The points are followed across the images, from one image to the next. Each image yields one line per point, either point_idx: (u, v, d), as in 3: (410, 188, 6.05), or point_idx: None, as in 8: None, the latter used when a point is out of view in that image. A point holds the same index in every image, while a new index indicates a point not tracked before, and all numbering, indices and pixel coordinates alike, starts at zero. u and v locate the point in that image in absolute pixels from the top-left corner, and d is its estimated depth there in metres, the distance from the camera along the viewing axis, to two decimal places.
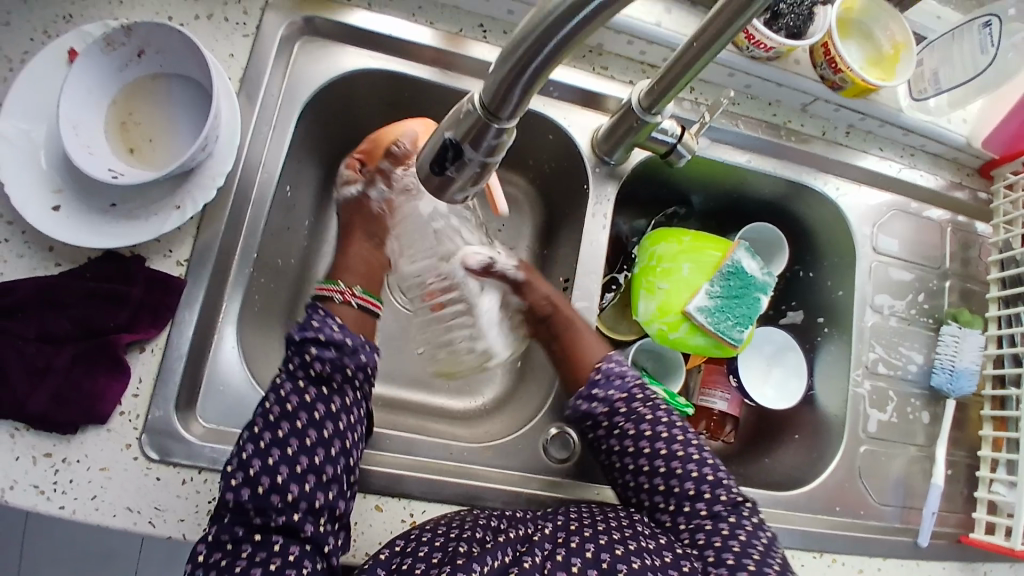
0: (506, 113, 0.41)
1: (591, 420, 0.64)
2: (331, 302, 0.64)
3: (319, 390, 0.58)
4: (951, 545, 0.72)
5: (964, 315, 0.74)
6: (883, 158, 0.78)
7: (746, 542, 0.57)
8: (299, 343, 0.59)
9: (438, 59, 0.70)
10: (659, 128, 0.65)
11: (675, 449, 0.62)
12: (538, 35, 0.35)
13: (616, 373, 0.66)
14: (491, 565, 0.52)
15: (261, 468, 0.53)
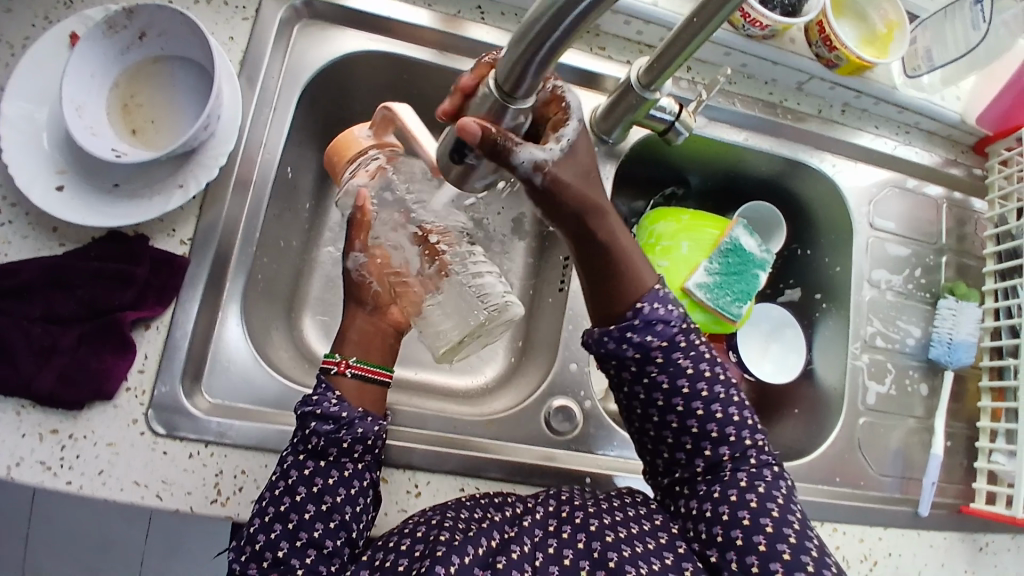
0: (520, 93, 0.42)
1: (618, 360, 0.56)
2: (327, 374, 0.59)
3: (316, 463, 0.54)
4: (950, 515, 0.73)
5: (960, 289, 0.75)
6: (878, 136, 0.79)
7: (765, 495, 0.54)
8: (300, 417, 0.56)
9: (436, 41, 0.71)
10: (659, 105, 0.65)
11: (714, 411, 0.56)
12: (547, 20, 0.36)
13: (657, 318, 0.55)
14: (472, 555, 0.50)
15: (265, 543, 0.52)
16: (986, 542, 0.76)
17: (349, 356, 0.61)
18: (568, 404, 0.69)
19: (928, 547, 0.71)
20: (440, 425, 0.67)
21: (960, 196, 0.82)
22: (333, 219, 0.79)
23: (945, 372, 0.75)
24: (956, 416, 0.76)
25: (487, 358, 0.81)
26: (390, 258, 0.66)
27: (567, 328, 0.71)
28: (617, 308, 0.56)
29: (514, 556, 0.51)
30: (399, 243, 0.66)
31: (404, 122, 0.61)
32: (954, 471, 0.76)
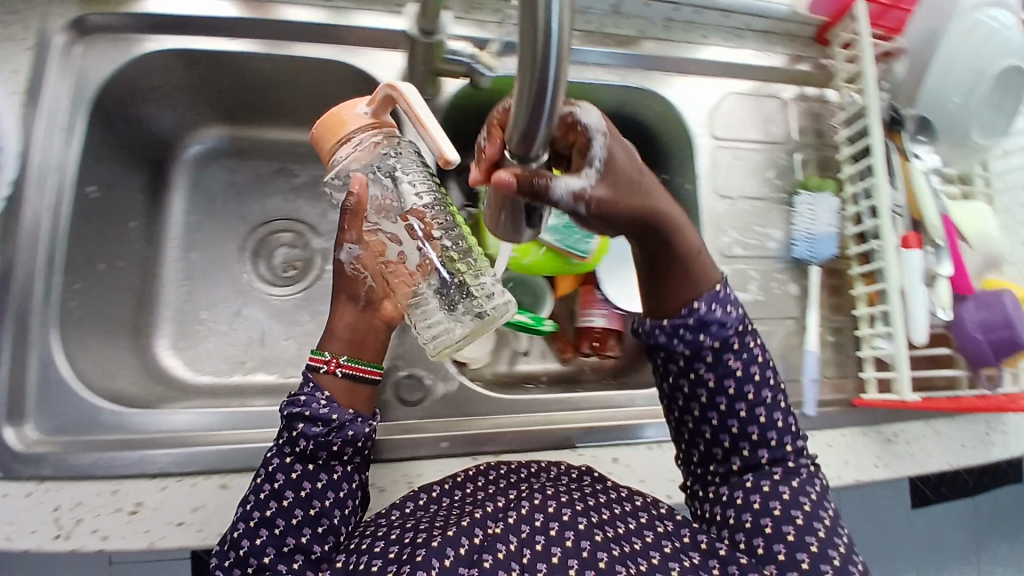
0: (534, 153, 0.39)
1: (667, 353, 0.53)
2: (317, 373, 0.56)
3: (304, 467, 0.53)
4: (845, 409, 0.72)
5: (811, 181, 0.74)
6: (709, 46, 0.77)
7: (798, 490, 0.53)
8: (287, 419, 0.54)
9: (219, 29, 0.68)
10: (449, 49, 0.61)
11: (758, 413, 0.54)
12: (538, 80, 0.33)
13: (714, 318, 0.52)
14: (454, 556, 0.49)
15: (249, 549, 0.50)
16: (893, 433, 0.74)
17: (338, 354, 0.57)
18: (416, 370, 0.69)
19: (824, 447, 0.70)
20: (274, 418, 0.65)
21: (814, 91, 0.79)
22: (177, 235, 0.78)
23: (812, 269, 0.74)
24: (835, 309, 0.75)
25: None
26: (383, 250, 0.59)
27: None
28: (672, 304, 0.53)
29: (501, 555, 0.50)
30: (395, 236, 0.59)
31: (405, 101, 0.50)
32: (844, 364, 0.74)
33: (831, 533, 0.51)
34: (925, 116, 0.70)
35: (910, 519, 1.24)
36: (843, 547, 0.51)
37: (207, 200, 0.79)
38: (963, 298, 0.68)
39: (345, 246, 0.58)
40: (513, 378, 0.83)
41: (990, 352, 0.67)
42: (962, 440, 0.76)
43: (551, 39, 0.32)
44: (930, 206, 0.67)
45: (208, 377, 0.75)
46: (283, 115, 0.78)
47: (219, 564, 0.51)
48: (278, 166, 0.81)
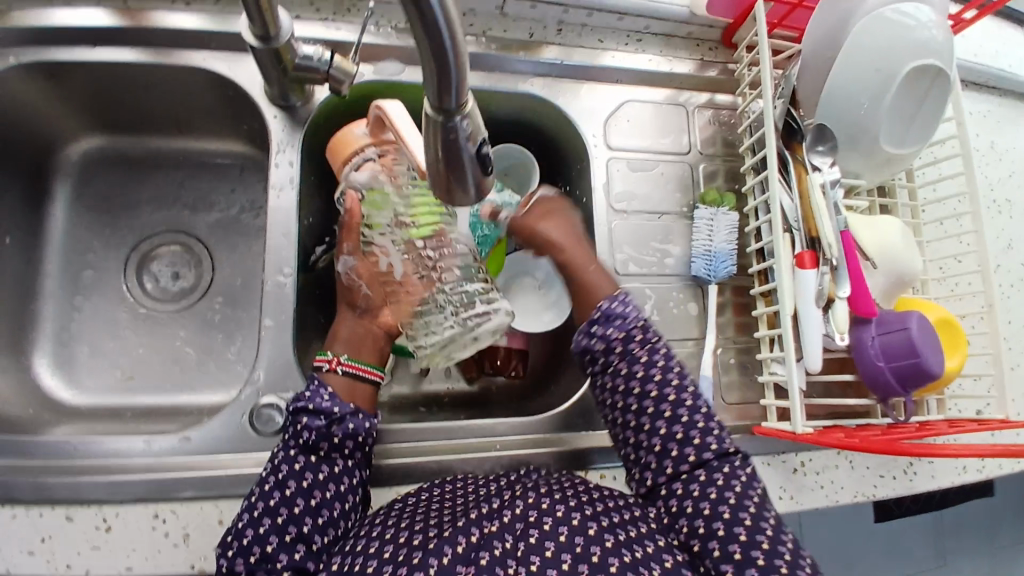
0: (454, 103, 0.38)
1: (590, 355, 0.59)
2: (320, 371, 0.59)
3: (307, 458, 0.54)
4: (745, 438, 0.67)
5: (710, 196, 0.71)
6: (604, 51, 0.73)
7: (740, 499, 0.52)
8: (291, 416, 0.56)
9: (79, 40, 0.65)
10: (299, 56, 0.58)
11: (665, 408, 0.56)
12: (417, 18, 0.33)
13: (617, 313, 0.59)
14: (451, 554, 0.48)
15: (253, 537, 0.50)
16: (800, 462, 0.69)
17: (340, 354, 0.60)
18: (274, 404, 0.62)
19: None
20: (127, 448, 0.60)
21: (726, 99, 0.76)
22: (55, 253, 0.75)
23: (710, 287, 0.70)
24: (741, 330, 0.71)
25: (245, 360, 0.76)
26: (376, 260, 0.64)
27: (267, 327, 0.63)
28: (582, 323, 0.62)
29: (496, 553, 0.48)
30: (385, 247, 0.64)
31: (394, 126, 0.60)
32: (749, 388, 0.69)
33: (778, 531, 0.50)
34: (826, 126, 0.65)
35: (869, 537, 1.18)
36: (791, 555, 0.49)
37: (95, 209, 0.78)
38: (866, 320, 0.62)
39: (342, 260, 0.65)
40: (413, 399, 0.78)
41: (896, 381, 0.61)
42: (879, 471, 0.71)
43: None
44: (827, 223, 0.62)
45: (90, 397, 0.72)
46: (165, 122, 0.76)
47: (220, 555, 0.51)
48: (170, 176, 0.80)
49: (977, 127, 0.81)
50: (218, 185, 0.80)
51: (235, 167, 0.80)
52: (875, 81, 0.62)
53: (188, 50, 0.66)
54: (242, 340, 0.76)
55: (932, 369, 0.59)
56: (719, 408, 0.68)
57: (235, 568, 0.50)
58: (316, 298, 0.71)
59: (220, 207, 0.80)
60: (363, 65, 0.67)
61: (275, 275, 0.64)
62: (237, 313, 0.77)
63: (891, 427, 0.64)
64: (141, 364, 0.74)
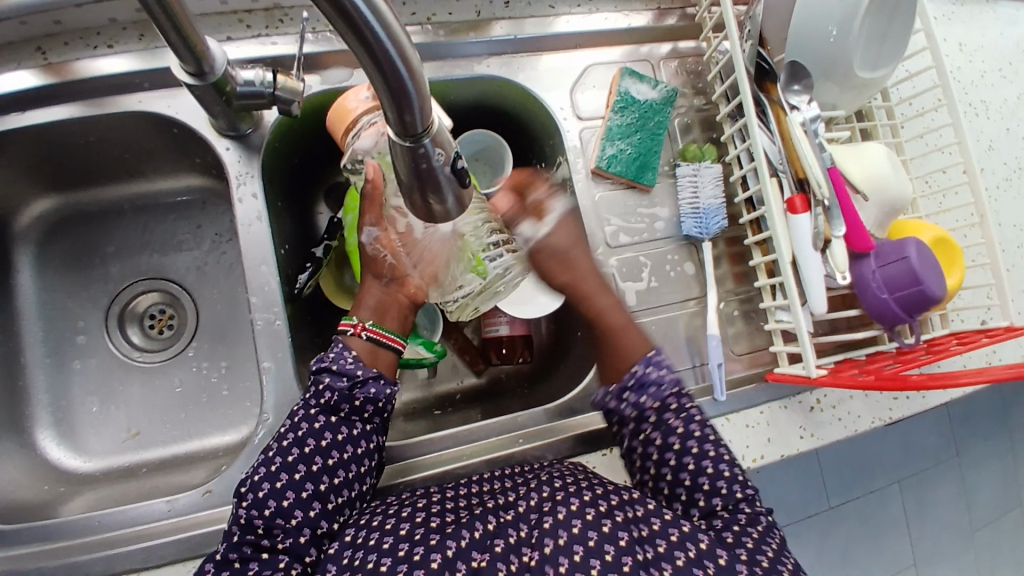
0: (420, 128, 0.36)
1: (618, 418, 0.61)
2: (344, 336, 0.60)
3: (327, 419, 0.55)
4: (760, 386, 0.67)
5: (689, 150, 0.69)
6: (558, 16, 0.70)
7: (759, 538, 0.53)
8: (313, 375, 0.57)
9: (8, 103, 0.61)
10: (241, 83, 0.55)
11: (690, 445, 0.57)
12: (369, 59, 0.30)
13: (651, 380, 0.61)
14: (469, 538, 0.51)
15: (269, 492, 0.51)
16: (816, 399, 0.69)
17: (365, 320, 0.61)
18: None
19: (745, 429, 0.66)
20: (149, 512, 0.59)
21: (690, 46, 0.74)
22: (32, 324, 0.72)
23: (704, 244, 0.70)
24: (740, 280, 0.70)
25: (249, 396, 0.74)
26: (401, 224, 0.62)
27: (268, 366, 0.62)
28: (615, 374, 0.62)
29: (510, 540, 0.51)
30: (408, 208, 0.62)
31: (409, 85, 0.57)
32: (757, 336, 0.70)
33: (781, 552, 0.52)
34: (798, 63, 0.63)
35: (885, 443, 1.22)
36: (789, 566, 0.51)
37: (65, 270, 0.75)
38: (864, 253, 0.61)
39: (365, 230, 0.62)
40: (425, 402, 0.77)
41: (901, 309, 0.60)
42: (892, 394, 0.72)
43: (365, 22, 0.29)
44: (813, 161, 0.60)
45: (100, 460, 0.71)
46: (115, 170, 0.73)
47: (236, 499, 0.51)
48: (136, 223, 0.77)
49: (945, 32, 0.79)
50: (187, 224, 0.77)
51: (200, 202, 0.77)
52: (841, 7, 0.60)
53: (125, 92, 0.62)
54: (243, 377, 0.75)
55: (936, 293, 0.59)
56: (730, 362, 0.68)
57: (251, 520, 0.50)
58: (308, 324, 0.70)
59: (193, 245, 0.77)
60: (308, 77, 0.64)
61: (262, 315, 0.62)
62: (233, 350, 0.75)
63: (900, 353, 0.64)
64: (145, 419, 0.73)
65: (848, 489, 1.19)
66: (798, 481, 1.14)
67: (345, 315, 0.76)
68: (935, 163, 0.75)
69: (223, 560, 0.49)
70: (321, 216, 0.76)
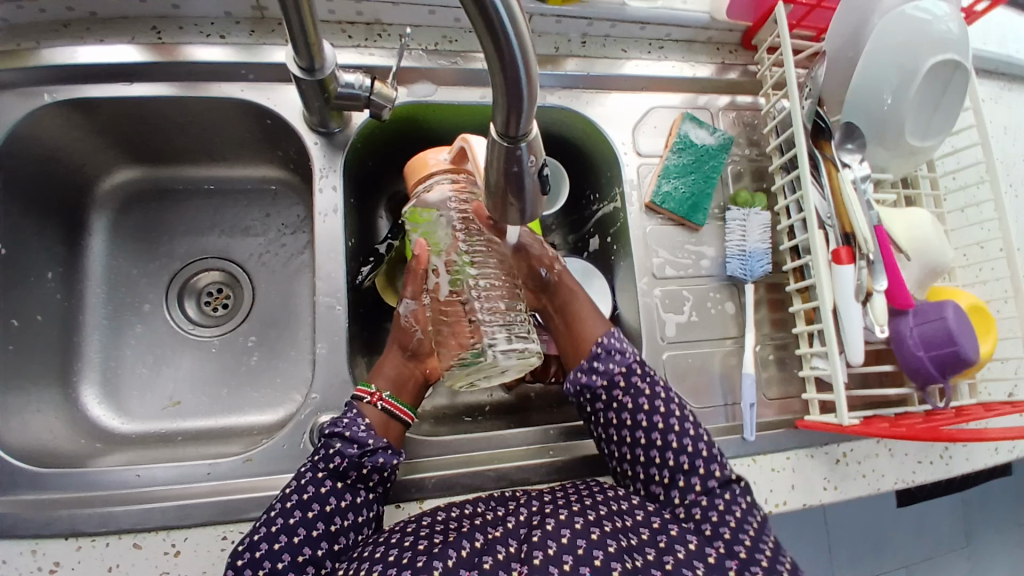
0: (521, 130, 0.39)
1: (590, 393, 0.62)
2: (360, 401, 0.61)
3: (334, 484, 0.56)
4: (789, 432, 0.69)
5: (741, 196, 0.73)
6: (629, 59, 0.75)
7: (752, 546, 0.53)
8: (325, 439, 0.57)
9: (118, 75, 0.66)
10: (342, 83, 0.59)
11: (656, 419, 0.60)
12: (497, 59, 0.35)
13: (616, 348, 0.64)
14: (456, 557, 0.49)
15: (266, 552, 0.51)
16: (843, 453, 0.70)
17: (382, 389, 0.62)
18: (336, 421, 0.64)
19: (770, 472, 0.67)
20: (190, 474, 0.62)
21: (748, 100, 0.78)
22: (96, 284, 0.76)
23: (746, 286, 0.72)
24: (777, 326, 0.73)
25: (290, 381, 0.77)
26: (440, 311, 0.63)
27: (322, 351, 0.65)
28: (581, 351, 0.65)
29: (500, 556, 0.50)
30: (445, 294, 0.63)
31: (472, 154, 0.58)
32: (788, 381, 0.71)
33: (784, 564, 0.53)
34: (853, 124, 0.67)
35: (898, 517, 1.20)
36: (769, 555, 0.52)
37: (134, 238, 0.79)
38: (902, 311, 0.64)
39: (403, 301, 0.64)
40: (456, 409, 0.79)
41: (934, 368, 0.62)
42: (918, 457, 0.73)
43: (501, 25, 0.33)
44: (861, 217, 0.63)
45: (138, 423, 0.73)
46: (201, 151, 0.78)
47: (230, 565, 0.51)
48: (208, 206, 0.81)
49: (991, 115, 0.83)
50: (255, 211, 0.82)
51: (271, 191, 0.82)
52: (898, 78, 0.64)
53: (227, 79, 0.68)
54: (285, 361, 0.77)
55: (970, 355, 0.60)
56: (760, 403, 0.70)
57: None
58: (358, 317, 0.73)
59: (257, 230, 0.82)
60: (399, 87, 0.69)
61: (327, 297, 0.66)
62: (279, 335, 0.78)
63: (930, 414, 0.65)
64: (187, 389, 0.75)
65: (855, 559, 1.17)
66: (807, 543, 1.13)
67: (391, 314, 0.79)
68: (974, 237, 0.78)
69: None
70: (382, 218, 0.80)
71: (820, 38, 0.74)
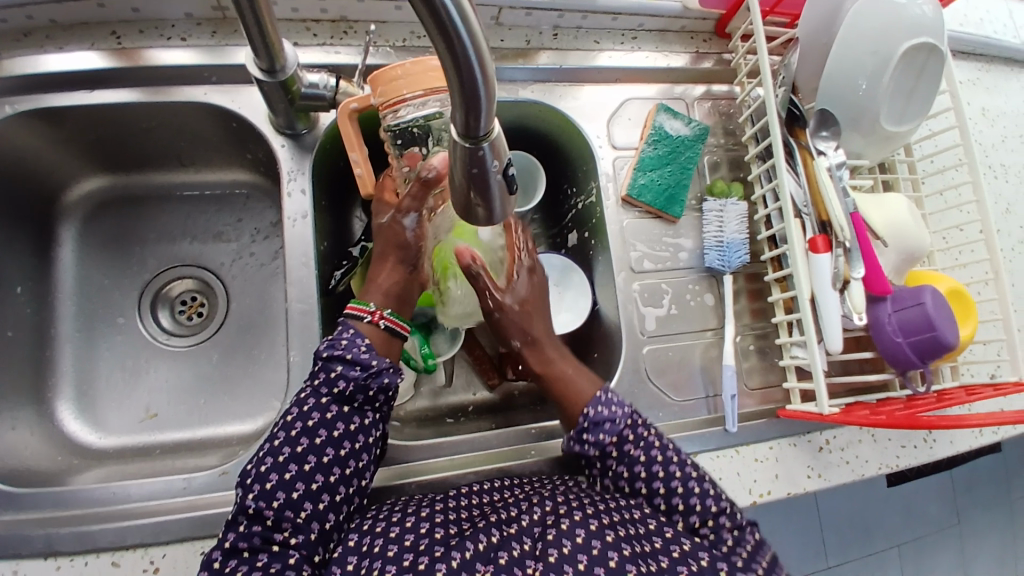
0: (482, 131, 0.38)
1: (584, 458, 0.60)
2: (360, 322, 0.58)
3: (340, 409, 0.55)
4: (771, 422, 0.68)
5: (717, 186, 0.72)
6: (602, 51, 0.74)
7: None
8: (324, 362, 0.55)
9: (80, 82, 0.65)
10: (306, 85, 0.58)
11: (656, 484, 0.58)
12: (450, 60, 0.33)
13: (604, 417, 0.59)
14: (473, 549, 0.49)
15: (278, 483, 0.51)
16: (825, 440, 0.70)
17: (383, 308, 0.60)
18: None
19: (753, 463, 0.67)
20: (166, 489, 0.61)
21: (723, 89, 0.77)
22: (69, 298, 0.74)
23: (725, 277, 0.72)
24: (757, 316, 0.72)
25: (268, 387, 0.76)
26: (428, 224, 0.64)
27: (296, 358, 0.64)
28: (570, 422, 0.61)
29: (515, 553, 0.49)
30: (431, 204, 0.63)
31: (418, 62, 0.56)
32: (770, 371, 0.71)
33: None
34: (828, 112, 0.66)
35: (886, 500, 1.21)
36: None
37: (105, 249, 0.78)
38: (880, 298, 0.63)
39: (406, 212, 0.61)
40: (437, 410, 0.78)
41: (913, 354, 0.62)
42: (901, 441, 0.73)
43: (451, 26, 0.31)
44: (836, 205, 0.63)
45: (115, 437, 0.72)
46: (169, 157, 0.76)
47: (242, 486, 0.52)
48: (179, 212, 0.80)
49: (969, 96, 0.83)
50: (227, 216, 0.80)
51: (243, 196, 0.80)
52: (872, 63, 0.63)
53: (192, 84, 0.66)
54: (263, 368, 0.76)
55: (949, 340, 0.60)
56: (742, 395, 0.70)
57: (260, 512, 0.50)
58: (334, 321, 0.72)
59: (231, 235, 0.80)
60: (365, 86, 0.67)
61: (300, 302, 0.65)
62: (256, 342, 0.77)
63: (911, 400, 0.65)
64: (165, 400, 0.74)
65: (846, 543, 1.17)
66: (796, 530, 1.13)
67: None
68: (952, 221, 0.78)
69: (229, 548, 0.49)
70: (356, 219, 0.79)
71: (794, 24, 0.73)
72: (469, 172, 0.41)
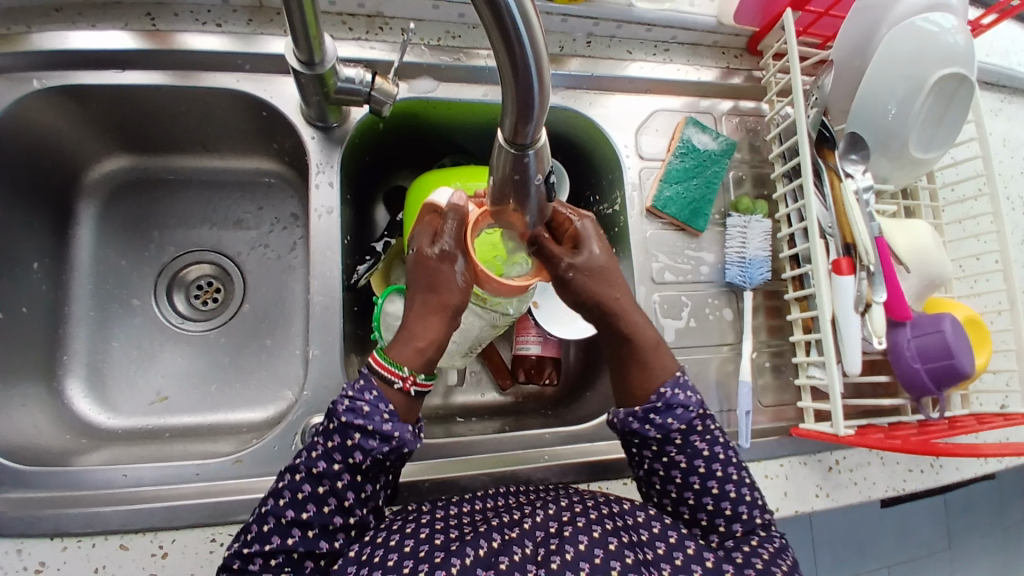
0: (530, 138, 0.38)
1: (639, 438, 0.57)
2: (388, 385, 0.52)
3: (352, 478, 0.51)
4: (784, 439, 0.69)
5: (743, 203, 0.72)
6: (633, 61, 0.74)
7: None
8: (341, 426, 0.50)
9: (111, 61, 0.64)
10: (342, 78, 0.58)
11: (710, 483, 0.56)
12: (510, 65, 0.33)
13: (678, 403, 0.56)
14: (473, 556, 0.49)
15: (279, 546, 0.49)
16: (835, 460, 0.70)
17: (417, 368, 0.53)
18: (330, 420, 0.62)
19: (763, 479, 0.67)
20: (178, 474, 0.60)
21: (751, 106, 0.78)
22: (83, 278, 0.74)
23: (745, 292, 0.72)
24: (774, 333, 0.73)
25: (281, 376, 0.75)
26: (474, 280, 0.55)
27: (315, 352, 0.64)
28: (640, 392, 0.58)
29: (516, 557, 0.49)
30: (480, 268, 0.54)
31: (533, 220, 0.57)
32: (784, 389, 0.71)
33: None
34: (857, 133, 0.66)
35: (881, 522, 1.22)
36: None
37: (123, 229, 0.77)
38: (901, 322, 0.64)
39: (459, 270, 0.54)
40: (448, 410, 0.78)
41: (930, 380, 0.63)
42: (908, 466, 0.73)
43: (516, 35, 0.31)
44: (862, 229, 0.63)
45: (124, 418, 0.71)
46: (194, 142, 0.76)
47: (238, 551, 0.50)
48: (200, 197, 0.79)
49: (991, 127, 0.83)
50: (248, 204, 0.80)
51: (266, 184, 0.80)
52: (904, 88, 0.64)
53: (225, 70, 0.66)
54: (275, 359, 0.76)
55: (966, 368, 0.61)
56: (756, 411, 0.70)
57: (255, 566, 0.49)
58: (352, 315, 0.72)
59: (251, 223, 0.80)
60: (399, 83, 0.67)
61: (323, 296, 0.64)
62: (271, 331, 0.77)
63: (923, 426, 0.65)
64: (176, 385, 0.74)
65: (840, 562, 1.18)
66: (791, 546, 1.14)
67: None
68: (969, 250, 0.79)
69: None
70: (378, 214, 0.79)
71: (826, 45, 0.74)
72: (511, 178, 0.41)
